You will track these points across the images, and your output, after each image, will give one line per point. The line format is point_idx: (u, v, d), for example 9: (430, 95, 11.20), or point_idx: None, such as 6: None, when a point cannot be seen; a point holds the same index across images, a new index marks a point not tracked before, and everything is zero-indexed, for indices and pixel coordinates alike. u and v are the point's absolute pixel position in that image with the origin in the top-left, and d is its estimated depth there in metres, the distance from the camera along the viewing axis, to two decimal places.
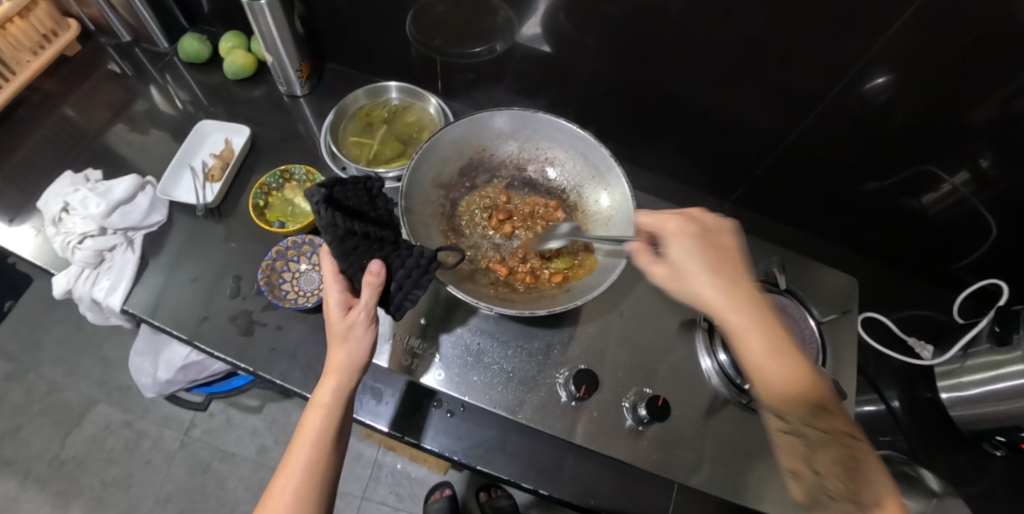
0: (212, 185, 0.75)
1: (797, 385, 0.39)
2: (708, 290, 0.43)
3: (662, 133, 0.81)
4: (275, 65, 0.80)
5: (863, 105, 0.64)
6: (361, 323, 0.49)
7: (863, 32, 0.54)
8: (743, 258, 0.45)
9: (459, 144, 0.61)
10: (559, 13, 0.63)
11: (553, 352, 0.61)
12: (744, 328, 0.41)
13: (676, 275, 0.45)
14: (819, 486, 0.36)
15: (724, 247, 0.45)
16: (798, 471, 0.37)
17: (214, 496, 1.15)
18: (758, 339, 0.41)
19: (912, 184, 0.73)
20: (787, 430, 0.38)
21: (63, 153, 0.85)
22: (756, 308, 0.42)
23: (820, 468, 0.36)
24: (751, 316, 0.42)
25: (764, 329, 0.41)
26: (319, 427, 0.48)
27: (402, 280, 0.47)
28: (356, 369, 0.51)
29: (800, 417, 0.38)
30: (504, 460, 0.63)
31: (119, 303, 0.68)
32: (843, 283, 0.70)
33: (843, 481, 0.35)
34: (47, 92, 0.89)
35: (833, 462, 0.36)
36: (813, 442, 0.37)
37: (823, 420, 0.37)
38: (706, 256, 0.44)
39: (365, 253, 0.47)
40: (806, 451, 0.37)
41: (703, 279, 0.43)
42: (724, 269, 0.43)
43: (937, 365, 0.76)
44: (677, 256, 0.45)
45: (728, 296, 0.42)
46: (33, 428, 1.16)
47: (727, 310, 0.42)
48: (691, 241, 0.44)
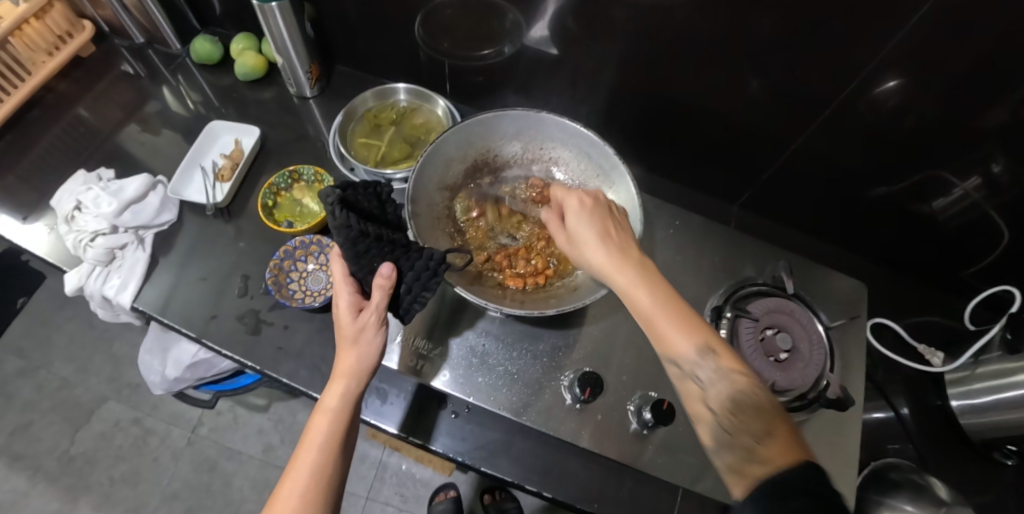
0: (222, 185, 0.76)
1: (690, 334, 0.43)
2: (595, 256, 0.47)
3: (669, 137, 0.81)
4: (285, 68, 0.81)
5: (872, 108, 0.63)
6: (371, 325, 0.50)
7: (871, 36, 0.54)
8: (620, 218, 0.50)
9: (463, 145, 0.61)
10: (567, 15, 0.64)
11: (559, 354, 0.61)
12: (631, 286, 0.45)
13: (570, 243, 0.49)
14: (713, 422, 0.42)
15: (607, 211, 0.50)
16: (698, 412, 0.43)
17: (220, 493, 1.16)
18: (645, 295, 0.44)
19: (921, 189, 0.73)
20: (684, 377, 0.43)
21: (76, 152, 0.86)
22: (646, 267, 0.46)
23: (713, 406, 0.42)
24: (640, 277, 0.45)
25: (653, 287, 0.45)
26: (327, 430, 0.49)
27: (412, 283, 0.48)
28: (365, 374, 0.51)
29: (694, 363, 0.42)
30: (508, 462, 0.63)
31: (129, 301, 0.69)
32: (852, 288, 0.69)
33: (737, 417, 0.40)
34: (61, 92, 0.91)
35: (720, 400, 0.41)
36: (707, 383, 0.42)
37: (714, 364, 0.42)
38: (595, 223, 0.48)
39: (377, 255, 0.47)
40: (700, 393, 0.42)
41: (592, 248, 0.47)
42: (612, 235, 0.48)
43: (946, 372, 0.74)
44: (572, 226, 0.48)
45: (614, 258, 0.46)
46: (44, 423, 1.18)
47: (615, 272, 0.46)
48: (583, 211, 0.48)
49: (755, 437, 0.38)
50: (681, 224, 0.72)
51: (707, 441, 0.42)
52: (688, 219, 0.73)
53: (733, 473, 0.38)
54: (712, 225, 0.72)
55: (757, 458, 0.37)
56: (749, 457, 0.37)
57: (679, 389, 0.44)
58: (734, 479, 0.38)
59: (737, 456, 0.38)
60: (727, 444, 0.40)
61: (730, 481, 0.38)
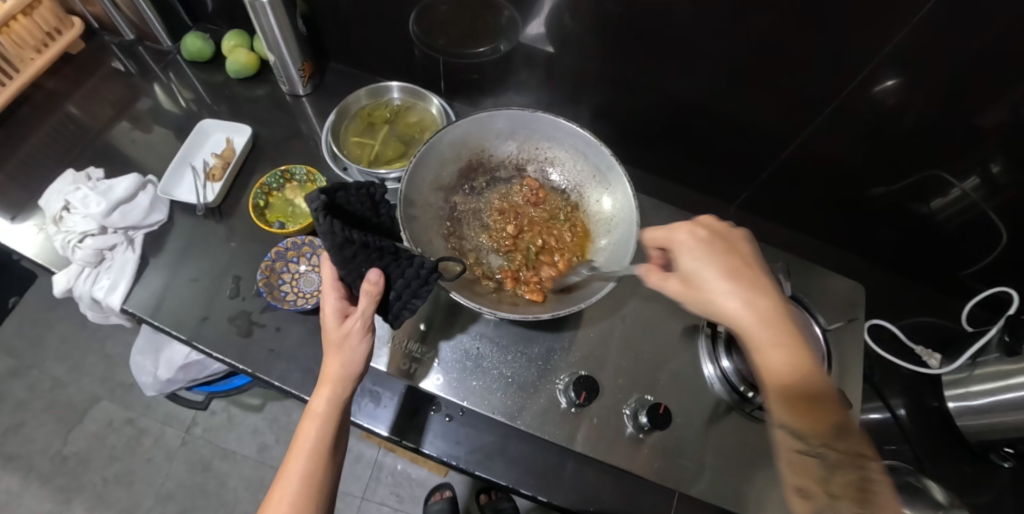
0: (213, 184, 0.75)
1: (822, 405, 0.38)
2: (730, 302, 0.42)
3: (667, 136, 0.80)
4: (277, 65, 0.79)
5: (871, 107, 0.62)
6: (357, 331, 0.49)
7: (872, 34, 0.53)
8: (755, 259, 0.45)
9: (457, 145, 0.60)
10: (563, 12, 0.63)
11: (554, 357, 0.61)
12: (767, 341, 0.40)
13: (687, 286, 0.44)
14: (827, 506, 0.35)
15: (741, 254, 0.45)
16: (805, 485, 0.36)
17: (214, 494, 1.15)
18: (780, 355, 0.39)
19: (920, 189, 0.72)
20: (803, 451, 0.36)
21: (66, 151, 0.84)
22: (784, 324, 0.41)
23: (830, 486, 0.35)
24: (780, 334, 0.40)
25: (791, 346, 0.40)
26: (314, 438, 0.48)
27: (402, 289, 0.47)
28: (351, 379, 0.50)
29: (823, 441, 0.36)
30: (503, 465, 0.63)
31: (119, 303, 0.68)
32: (849, 289, 0.69)
33: (862, 506, 0.34)
34: (51, 90, 0.89)
35: (848, 486, 0.35)
36: (833, 463, 0.36)
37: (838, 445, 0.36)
38: (723, 265, 0.43)
39: (364, 261, 0.46)
40: (821, 471, 0.36)
41: (722, 292, 0.42)
42: (740, 276, 0.43)
43: (944, 374, 0.74)
44: (691, 268, 0.44)
45: (752, 311, 0.41)
46: (37, 424, 1.17)
47: (751, 324, 0.41)
48: (700, 248, 0.44)
49: None
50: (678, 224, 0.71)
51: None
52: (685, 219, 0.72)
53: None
54: None
55: None
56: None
57: (785, 459, 0.38)
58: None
59: None
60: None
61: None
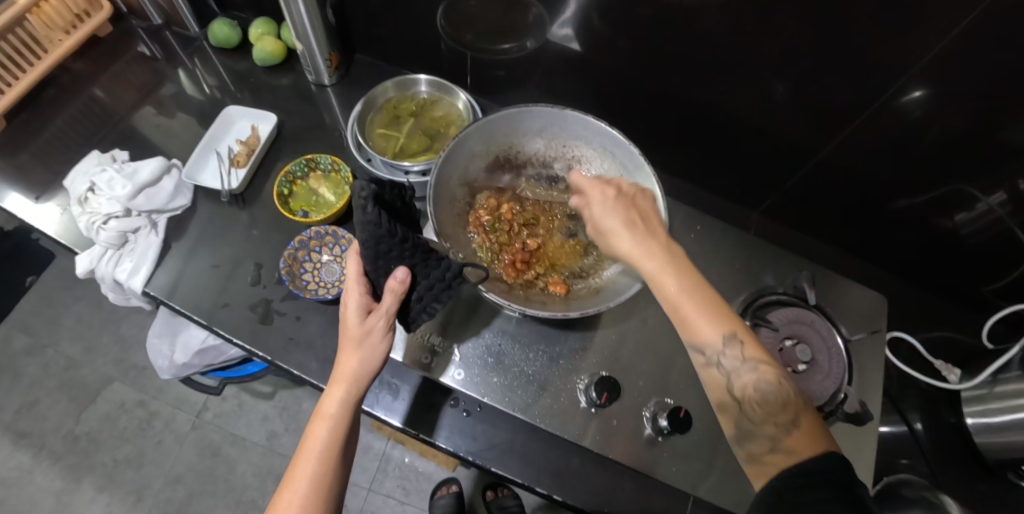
0: (236, 171, 0.75)
1: (717, 319, 0.44)
2: (624, 242, 0.46)
3: (692, 139, 0.80)
4: (304, 54, 0.80)
5: (897, 118, 0.62)
6: (378, 329, 0.50)
7: (906, 45, 0.53)
8: (654, 212, 0.49)
9: (485, 141, 0.59)
10: (592, 13, 0.62)
11: (574, 357, 0.61)
12: (660, 271, 0.44)
13: (599, 233, 0.48)
14: (739, 411, 0.43)
15: (637, 204, 0.49)
16: (722, 399, 0.44)
17: (222, 479, 1.16)
18: (672, 281, 0.44)
19: (946, 202, 0.71)
20: (707, 363, 0.44)
21: (91, 134, 0.85)
22: (674, 254, 0.46)
23: (735, 392, 0.43)
24: (667, 265, 0.45)
25: (682, 273, 0.45)
26: (328, 435, 0.48)
27: (425, 290, 0.49)
28: (367, 378, 0.50)
29: (723, 354, 0.43)
30: (518, 463, 0.62)
31: (141, 286, 0.68)
32: (872, 300, 0.68)
33: (759, 405, 0.42)
34: (78, 72, 0.90)
35: (748, 387, 0.43)
36: (733, 374, 0.43)
37: (737, 351, 0.43)
38: (620, 211, 0.47)
39: (395, 258, 0.46)
40: (727, 384, 0.43)
41: (620, 235, 0.46)
42: (636, 223, 0.47)
43: (965, 389, 0.73)
44: (595, 215, 0.48)
45: (642, 246, 0.46)
46: (50, 402, 1.18)
47: (641, 256, 0.45)
48: (607, 201, 0.48)
49: (783, 426, 0.41)
50: (702, 229, 0.71)
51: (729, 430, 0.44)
52: (708, 223, 0.71)
53: (763, 465, 0.41)
54: (732, 230, 0.71)
55: (781, 447, 0.40)
56: (775, 448, 0.41)
57: (702, 378, 0.45)
58: (756, 470, 0.41)
59: (760, 445, 0.41)
60: (751, 434, 0.42)
61: (753, 470, 0.41)
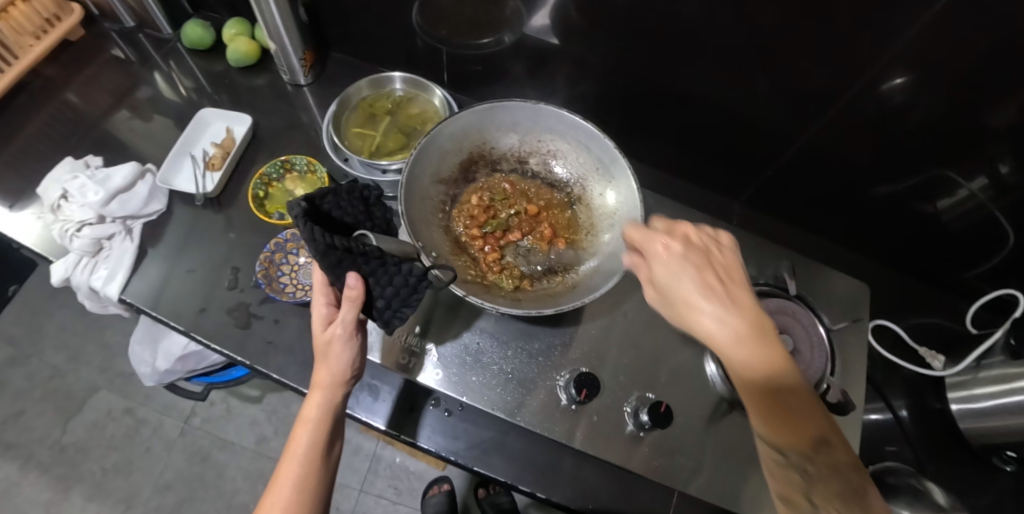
0: (212, 174, 0.74)
1: (778, 394, 0.37)
2: (700, 304, 0.39)
3: (673, 131, 0.79)
4: (278, 54, 0.78)
5: (879, 106, 0.62)
6: (340, 337, 0.48)
7: (883, 31, 0.52)
8: (742, 275, 0.41)
9: (458, 137, 0.58)
10: (568, 4, 0.61)
11: (555, 353, 0.60)
12: (739, 348, 0.38)
13: (659, 298, 0.42)
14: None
15: (718, 263, 0.41)
16: (790, 495, 0.37)
17: (213, 484, 1.15)
18: (757, 373, 0.37)
19: (928, 188, 0.71)
20: (780, 459, 0.37)
21: (64, 139, 0.84)
22: (761, 328, 0.39)
23: (816, 500, 0.35)
24: (754, 341, 0.38)
25: (771, 351, 0.38)
26: (306, 443, 0.48)
27: (389, 298, 0.46)
28: (339, 385, 0.50)
29: (796, 448, 0.37)
30: (502, 461, 0.62)
31: (117, 293, 0.67)
32: (854, 289, 0.68)
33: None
34: (50, 77, 0.89)
35: (829, 497, 0.35)
36: (816, 476, 0.36)
37: (817, 448, 0.36)
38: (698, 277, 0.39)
39: (348, 267, 0.44)
40: (801, 483, 0.36)
41: (705, 308, 0.38)
42: (715, 289, 0.39)
43: (948, 375, 0.74)
44: (665, 280, 0.40)
45: (729, 327, 0.38)
46: (35, 412, 1.17)
47: (723, 342, 0.38)
48: (675, 260, 0.40)
49: None
50: (683, 222, 0.70)
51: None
52: (689, 214, 0.71)
53: None
54: (714, 221, 0.71)
55: None
56: None
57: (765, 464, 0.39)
58: None
59: None
60: None
61: None
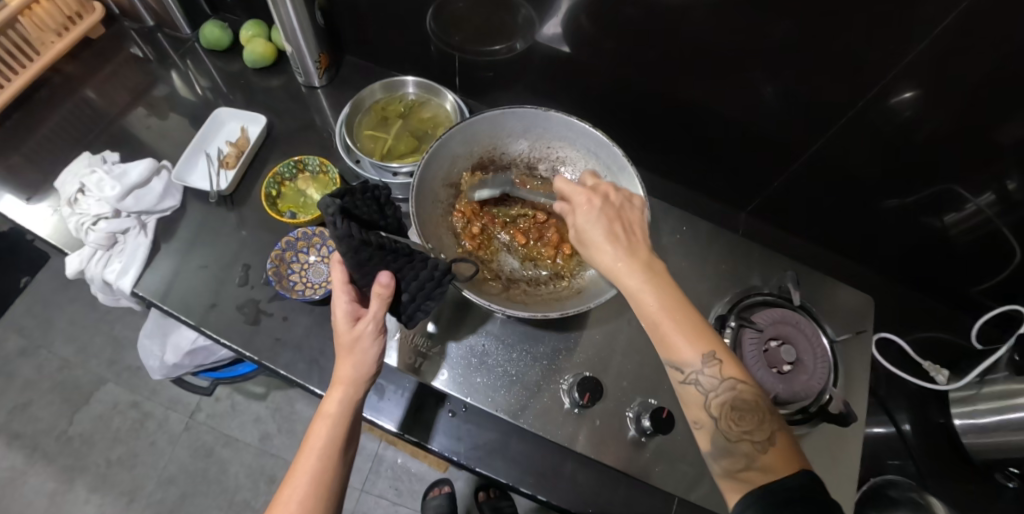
0: (226, 172, 0.75)
1: (668, 322, 0.42)
2: (607, 256, 0.44)
3: (681, 140, 0.80)
4: (293, 56, 0.80)
5: (887, 119, 0.62)
6: (367, 334, 0.49)
7: (891, 46, 0.53)
8: (642, 227, 0.47)
9: (469, 142, 0.59)
10: (580, 14, 0.62)
11: (559, 357, 0.61)
12: (639, 287, 0.42)
13: (580, 243, 0.46)
14: (716, 429, 0.42)
15: (623, 215, 0.47)
16: (697, 416, 0.43)
17: (215, 479, 1.16)
18: (652, 298, 0.42)
19: (934, 202, 0.71)
20: (685, 381, 0.42)
21: (82, 134, 0.85)
22: (653, 267, 0.44)
23: (714, 410, 0.42)
24: (648, 278, 0.43)
25: (660, 286, 0.43)
26: (327, 436, 0.49)
27: (415, 292, 0.48)
28: (362, 382, 0.51)
29: (697, 369, 0.41)
30: (503, 463, 0.62)
31: (130, 287, 0.68)
32: (859, 301, 0.68)
33: (737, 423, 0.41)
34: (69, 74, 0.90)
35: (721, 405, 0.42)
36: (709, 391, 0.42)
37: (715, 369, 0.41)
38: (605, 223, 0.45)
39: (377, 263, 0.46)
40: (702, 399, 0.42)
41: (604, 247, 0.44)
42: (618, 235, 0.45)
43: (951, 390, 0.73)
44: (580, 224, 0.46)
45: (625, 260, 0.43)
46: (43, 403, 1.18)
47: (624, 274, 0.43)
48: (590, 209, 0.46)
49: (760, 444, 0.40)
50: (688, 231, 0.71)
51: (704, 446, 0.43)
52: (695, 223, 0.72)
53: (738, 481, 0.39)
54: (719, 231, 0.72)
55: (756, 464, 0.39)
56: (751, 466, 0.39)
57: (677, 393, 0.44)
58: (730, 485, 0.40)
59: (734, 462, 0.40)
60: (727, 451, 0.40)
61: (728, 487, 0.40)
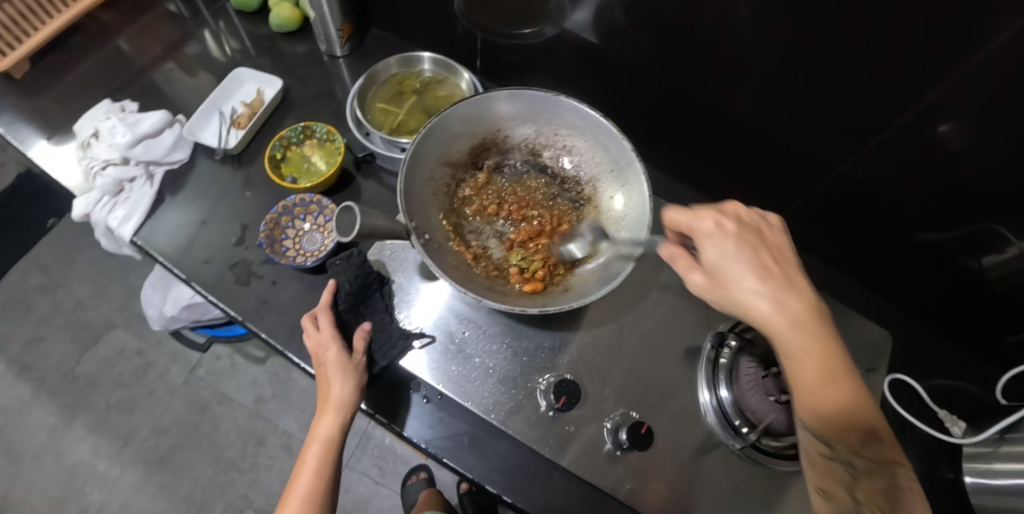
0: (236, 131, 0.75)
1: (832, 385, 0.38)
2: (761, 305, 0.39)
3: (705, 146, 0.76)
4: (317, 22, 0.79)
5: (931, 148, 0.57)
6: (357, 365, 0.54)
7: (934, 68, 0.48)
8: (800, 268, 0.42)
9: (471, 120, 0.57)
10: (613, 8, 0.59)
11: (541, 356, 0.58)
12: (803, 347, 0.39)
13: (714, 287, 0.41)
14: (849, 506, 0.38)
15: (763, 248, 0.42)
16: (829, 487, 0.39)
17: (206, 435, 1.18)
18: (816, 361, 0.38)
19: (972, 242, 0.65)
20: (830, 453, 0.39)
21: (108, 82, 0.87)
22: (818, 329, 0.39)
23: (857, 492, 0.37)
24: (814, 340, 0.39)
25: (824, 351, 0.39)
26: (318, 457, 0.53)
27: (383, 343, 0.57)
28: (351, 409, 0.53)
29: (845, 441, 0.38)
30: (472, 458, 0.57)
31: (130, 234, 0.69)
32: (875, 336, 0.64)
33: (883, 502, 0.37)
34: (104, 21, 0.91)
35: (872, 490, 0.37)
36: (861, 471, 0.38)
37: (868, 448, 0.38)
38: (755, 265, 0.40)
39: (357, 311, 0.58)
40: (847, 477, 0.38)
41: (750, 289, 0.39)
42: (773, 275, 0.40)
43: (966, 444, 0.68)
44: (715, 266, 0.41)
45: (792, 315, 0.39)
46: (55, 340, 1.22)
47: (781, 329, 0.39)
48: (728, 240, 0.41)
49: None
50: None
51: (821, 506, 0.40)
52: None
53: None
54: None
55: None
56: None
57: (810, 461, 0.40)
58: None
59: None
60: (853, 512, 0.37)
61: None
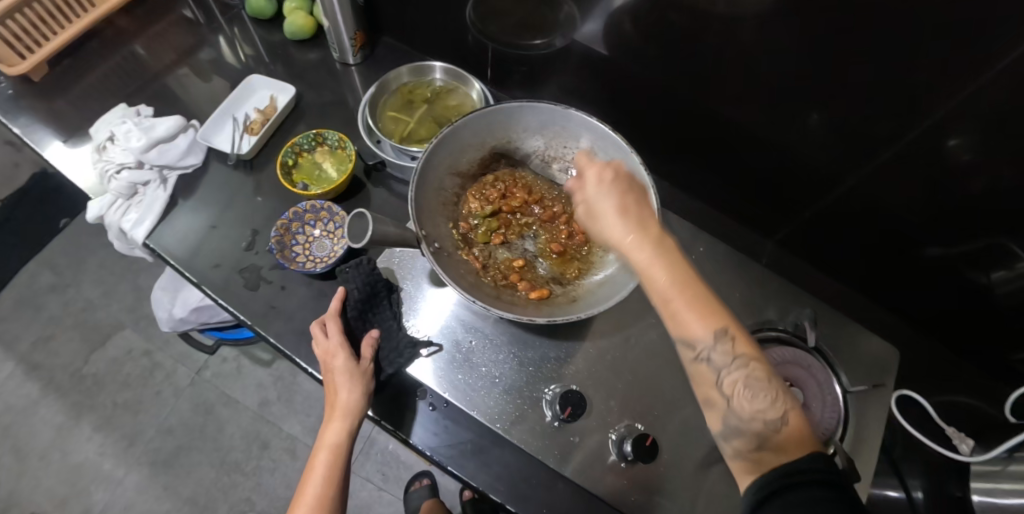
0: (249, 137, 0.76)
1: (690, 290, 0.37)
2: (615, 232, 0.39)
3: (713, 157, 0.76)
4: (330, 31, 0.80)
5: (941, 162, 0.57)
6: (365, 371, 0.55)
7: (944, 84, 0.48)
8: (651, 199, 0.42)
9: (483, 132, 0.58)
10: (624, 20, 0.60)
11: (546, 366, 0.58)
12: (648, 262, 0.38)
13: (590, 217, 0.41)
14: (727, 409, 0.37)
15: (631, 185, 0.42)
16: (708, 395, 0.39)
17: (211, 436, 1.19)
18: (662, 272, 0.37)
19: (980, 257, 0.66)
20: (696, 360, 0.37)
21: (124, 87, 0.88)
22: (665, 243, 0.39)
23: (724, 387, 0.37)
24: (655, 251, 0.38)
25: (671, 260, 0.38)
26: (326, 464, 0.53)
27: (392, 350, 0.57)
28: (359, 416, 0.54)
29: (733, 355, 0.37)
30: (477, 466, 0.56)
31: (142, 237, 0.70)
32: (882, 351, 0.64)
33: (748, 401, 0.36)
34: (121, 28, 0.93)
35: (735, 384, 0.37)
36: (721, 370, 0.37)
37: (728, 347, 0.37)
38: (616, 197, 0.40)
39: (365, 318, 0.58)
40: (715, 377, 0.37)
41: (613, 222, 0.39)
42: (631, 208, 0.40)
43: (975, 463, 0.68)
44: (591, 197, 0.41)
45: (636, 233, 0.38)
46: (64, 339, 1.24)
47: (632, 247, 0.38)
48: (600, 184, 0.41)
49: (772, 423, 0.35)
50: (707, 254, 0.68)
51: (713, 426, 0.39)
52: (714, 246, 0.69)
53: (751, 460, 0.35)
54: (739, 257, 0.68)
55: (769, 445, 0.35)
56: (763, 446, 0.35)
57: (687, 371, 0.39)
58: (740, 467, 0.36)
59: (744, 442, 0.36)
60: (738, 430, 0.36)
61: (738, 467, 0.36)
